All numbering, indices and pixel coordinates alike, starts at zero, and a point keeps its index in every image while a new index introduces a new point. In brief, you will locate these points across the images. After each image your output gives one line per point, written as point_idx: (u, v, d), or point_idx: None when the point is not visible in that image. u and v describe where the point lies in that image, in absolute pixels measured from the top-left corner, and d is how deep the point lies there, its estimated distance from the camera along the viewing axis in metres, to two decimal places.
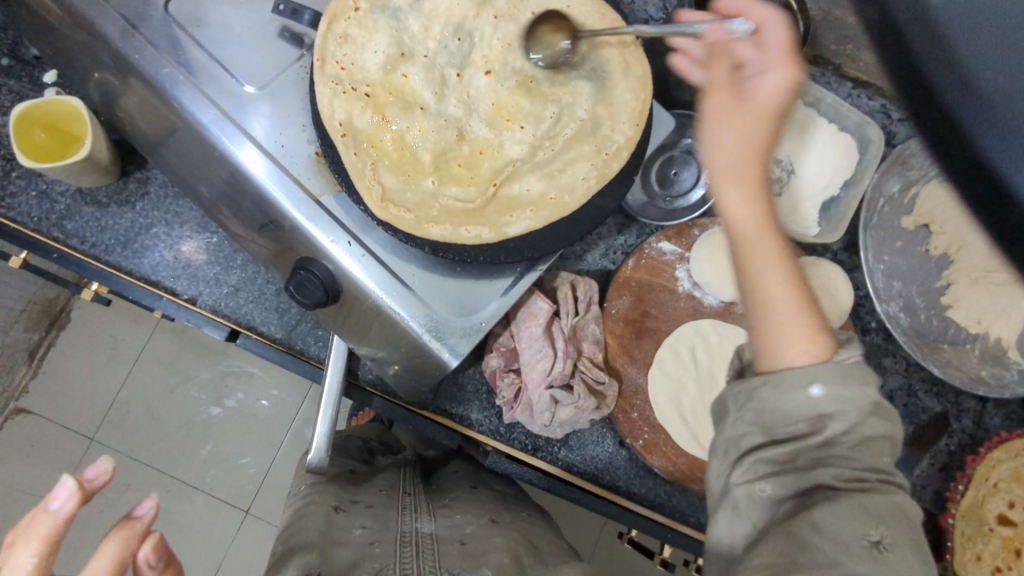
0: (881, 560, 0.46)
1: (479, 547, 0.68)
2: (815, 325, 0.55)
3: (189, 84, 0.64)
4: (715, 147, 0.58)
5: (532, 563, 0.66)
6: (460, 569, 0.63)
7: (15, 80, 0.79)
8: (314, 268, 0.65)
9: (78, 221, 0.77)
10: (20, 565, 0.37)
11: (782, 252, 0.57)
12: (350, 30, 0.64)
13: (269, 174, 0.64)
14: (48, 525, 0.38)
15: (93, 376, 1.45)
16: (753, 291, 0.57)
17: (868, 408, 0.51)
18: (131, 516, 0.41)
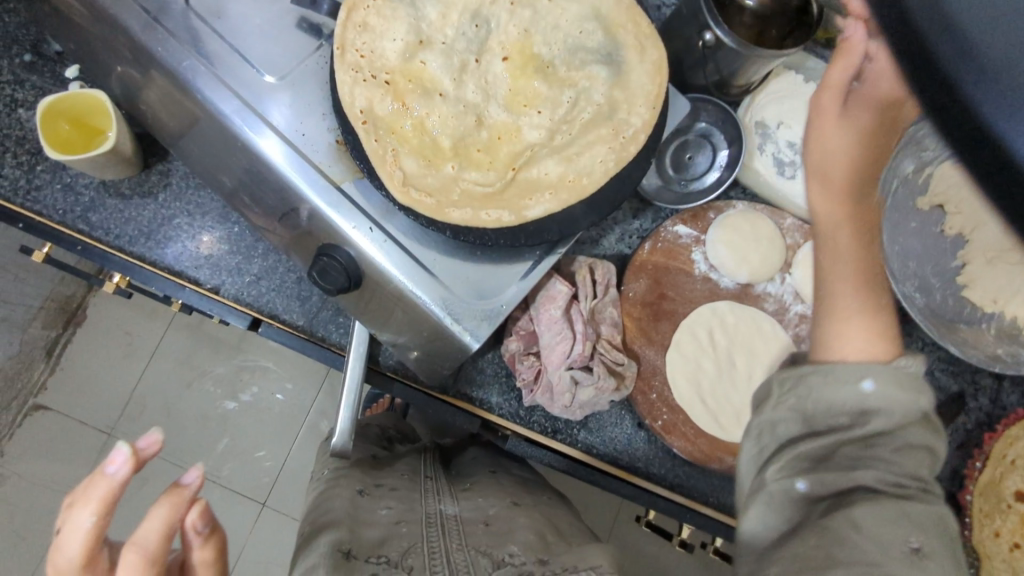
0: (919, 567, 0.46)
1: (503, 525, 0.70)
2: (875, 326, 0.60)
3: (211, 75, 0.65)
4: (816, 146, 0.61)
5: (555, 540, 0.69)
6: (488, 545, 0.64)
7: (37, 76, 0.80)
8: (337, 254, 0.66)
9: (102, 214, 0.78)
10: (81, 523, 0.39)
11: (859, 257, 0.63)
12: (370, 18, 0.65)
13: (290, 161, 0.65)
14: (105, 487, 0.39)
15: (110, 371, 1.47)
16: (823, 284, 0.64)
17: (914, 414, 0.52)
18: (180, 483, 0.43)
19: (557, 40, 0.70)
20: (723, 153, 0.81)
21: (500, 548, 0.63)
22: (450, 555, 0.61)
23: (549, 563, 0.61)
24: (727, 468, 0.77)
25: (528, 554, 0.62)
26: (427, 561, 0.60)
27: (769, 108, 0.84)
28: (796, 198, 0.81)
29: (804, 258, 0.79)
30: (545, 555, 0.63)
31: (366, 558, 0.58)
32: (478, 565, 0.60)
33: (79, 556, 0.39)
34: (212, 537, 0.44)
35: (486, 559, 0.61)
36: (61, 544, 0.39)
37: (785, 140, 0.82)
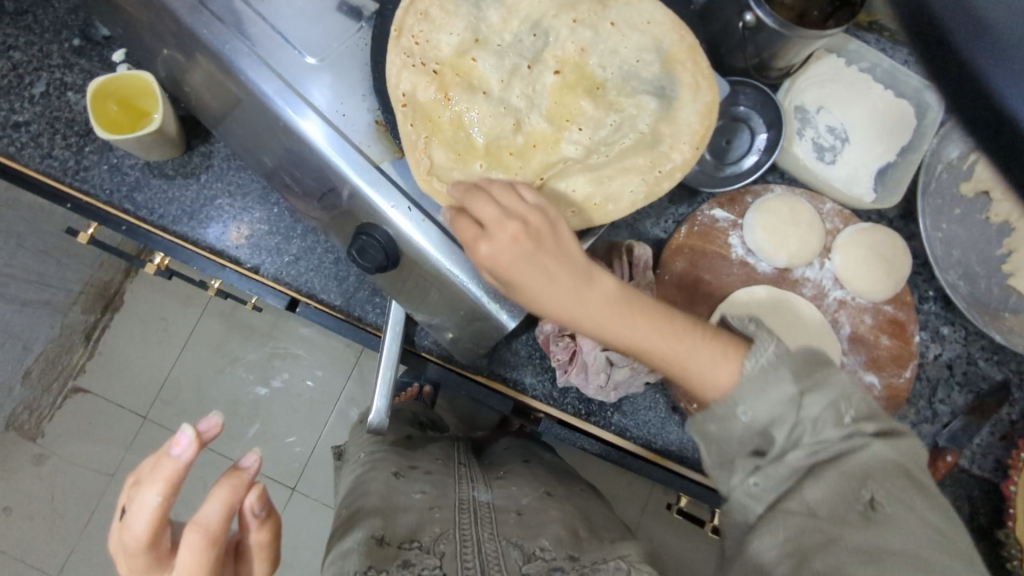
0: (875, 520, 0.48)
1: (536, 517, 0.70)
2: (707, 338, 0.60)
3: (254, 58, 0.66)
4: (530, 300, 0.59)
5: (587, 535, 0.68)
6: (518, 538, 0.64)
7: (86, 60, 0.82)
8: (376, 233, 0.67)
9: (146, 194, 0.80)
10: (149, 501, 0.45)
11: (641, 306, 0.61)
12: (431, 9, 0.67)
13: (329, 141, 0.66)
14: (169, 469, 0.45)
15: (146, 356, 1.51)
16: (644, 353, 0.61)
17: (800, 372, 0.54)
18: (239, 467, 0.48)
19: (612, 60, 0.68)
20: (762, 137, 0.81)
21: (532, 541, 0.63)
22: (482, 544, 0.62)
23: (581, 559, 0.61)
24: None
25: (559, 549, 0.62)
26: (458, 549, 0.61)
27: (809, 93, 0.83)
28: (837, 182, 0.82)
29: (844, 242, 0.79)
30: (577, 551, 0.62)
31: (399, 544, 0.61)
32: (509, 558, 0.60)
33: (145, 532, 0.45)
34: (266, 523, 0.51)
35: (517, 552, 0.61)
36: (131, 519, 0.45)
37: (825, 126, 0.82)
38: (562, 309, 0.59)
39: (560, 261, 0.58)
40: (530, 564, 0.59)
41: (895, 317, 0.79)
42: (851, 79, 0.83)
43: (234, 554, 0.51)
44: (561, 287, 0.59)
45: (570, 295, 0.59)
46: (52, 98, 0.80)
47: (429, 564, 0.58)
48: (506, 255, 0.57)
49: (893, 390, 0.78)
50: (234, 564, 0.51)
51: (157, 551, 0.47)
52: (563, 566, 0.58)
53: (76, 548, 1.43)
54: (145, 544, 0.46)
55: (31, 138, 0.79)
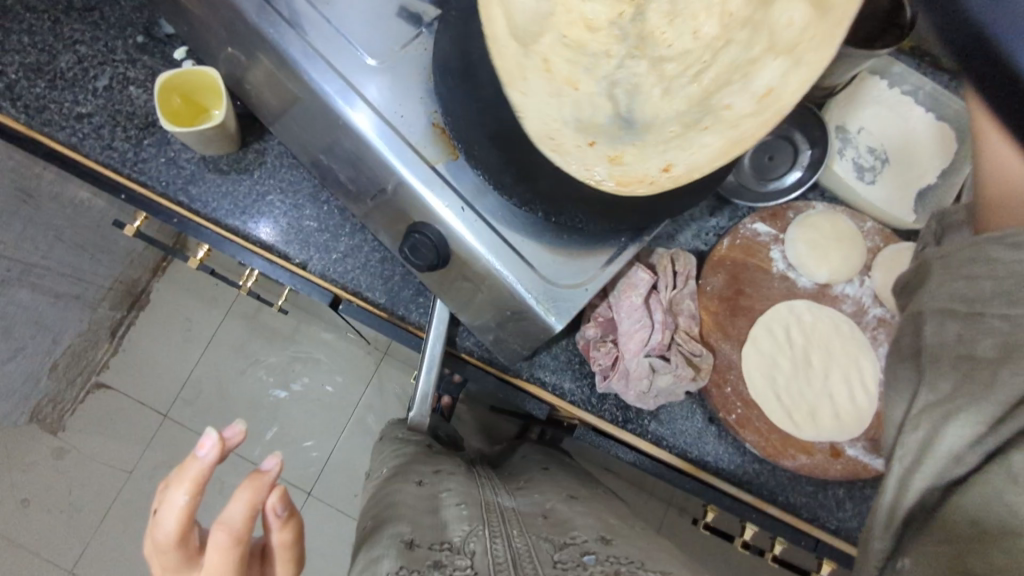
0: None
1: (564, 516, 0.70)
2: None
3: (319, 57, 0.68)
4: None
5: (617, 522, 0.71)
6: (549, 533, 0.65)
7: (149, 57, 0.85)
8: (427, 231, 0.69)
9: (201, 187, 0.82)
10: (177, 501, 0.46)
11: None
12: None
13: (378, 133, 0.68)
14: (196, 469, 0.47)
15: (170, 354, 1.54)
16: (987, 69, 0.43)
17: None
18: (261, 471, 0.48)
19: None
20: (806, 153, 0.82)
21: (563, 534, 0.64)
22: (511, 542, 0.62)
23: (611, 543, 0.61)
24: (800, 466, 0.76)
25: (590, 534, 0.64)
26: (489, 546, 0.60)
27: (851, 114, 0.85)
28: (877, 201, 0.83)
29: (886, 259, 0.79)
30: (608, 535, 0.64)
31: (429, 545, 0.61)
32: (541, 550, 0.60)
33: (175, 530, 0.46)
34: (289, 524, 0.51)
35: (548, 544, 0.61)
36: (161, 518, 0.46)
37: (866, 146, 0.84)
38: None
39: None
40: (562, 553, 0.59)
41: None
42: (892, 102, 0.85)
43: (260, 558, 0.51)
44: None
45: None
46: (114, 92, 0.83)
47: (460, 565, 0.57)
48: None
49: None
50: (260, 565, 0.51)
51: (187, 549, 0.47)
52: (596, 548, 0.59)
53: (91, 543, 1.44)
54: (174, 543, 0.47)
55: (93, 130, 0.81)
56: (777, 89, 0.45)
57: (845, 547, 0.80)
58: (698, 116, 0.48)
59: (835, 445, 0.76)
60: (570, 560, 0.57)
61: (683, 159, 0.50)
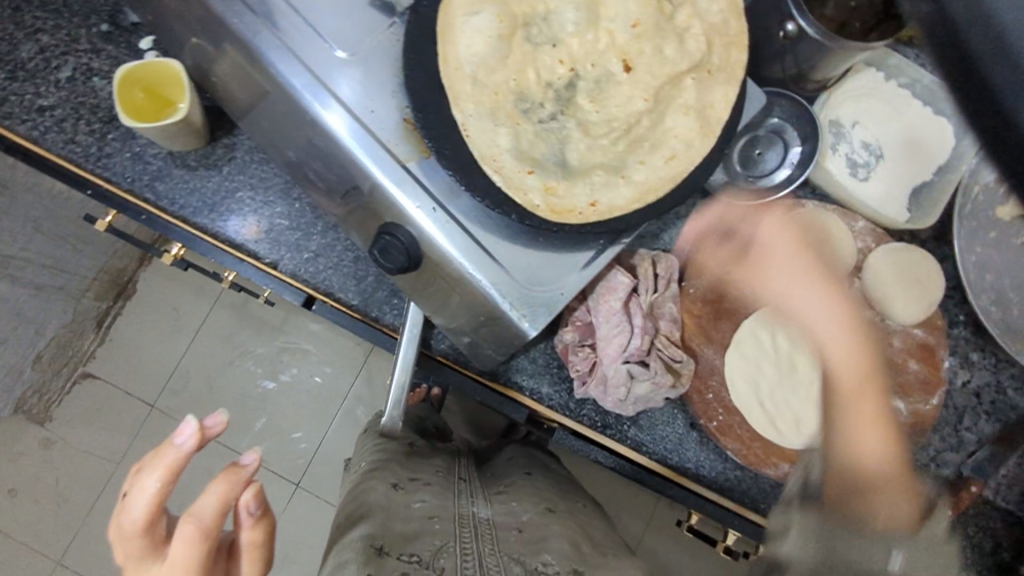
0: None
1: (539, 533, 0.69)
2: (902, 491, 0.51)
3: (286, 50, 0.64)
4: (801, 304, 0.66)
5: (589, 550, 0.68)
6: (520, 553, 0.64)
7: (114, 46, 0.81)
8: (399, 233, 0.66)
9: (168, 183, 0.79)
10: (148, 486, 0.43)
11: (887, 428, 0.57)
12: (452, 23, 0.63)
13: (352, 133, 0.65)
14: (173, 456, 0.44)
15: (157, 343, 1.51)
16: (851, 446, 0.56)
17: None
18: (238, 464, 0.47)
19: None
20: (796, 150, 0.79)
21: (534, 557, 0.63)
22: (482, 560, 0.61)
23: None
24: (781, 473, 0.77)
25: (562, 563, 0.62)
26: (459, 563, 0.60)
27: (845, 107, 0.81)
28: (869, 199, 0.80)
29: (876, 262, 0.76)
30: (579, 566, 0.62)
31: (398, 555, 0.59)
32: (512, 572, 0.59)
33: (143, 517, 0.44)
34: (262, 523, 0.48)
35: (518, 567, 0.60)
36: (130, 502, 0.44)
37: (861, 141, 0.81)
38: (839, 339, 0.63)
39: (841, 323, 0.64)
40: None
41: (925, 342, 0.78)
42: (889, 94, 0.81)
43: (227, 556, 0.48)
44: (846, 344, 0.63)
45: (852, 336, 0.63)
46: (77, 83, 0.80)
47: None
48: (801, 260, 0.67)
49: (918, 417, 0.77)
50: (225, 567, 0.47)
51: (153, 537, 0.44)
52: None
53: (78, 534, 1.43)
54: (141, 530, 0.44)
55: (55, 123, 0.79)
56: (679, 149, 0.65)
57: None
58: (617, 166, 0.64)
59: None
60: None
61: (607, 196, 0.64)
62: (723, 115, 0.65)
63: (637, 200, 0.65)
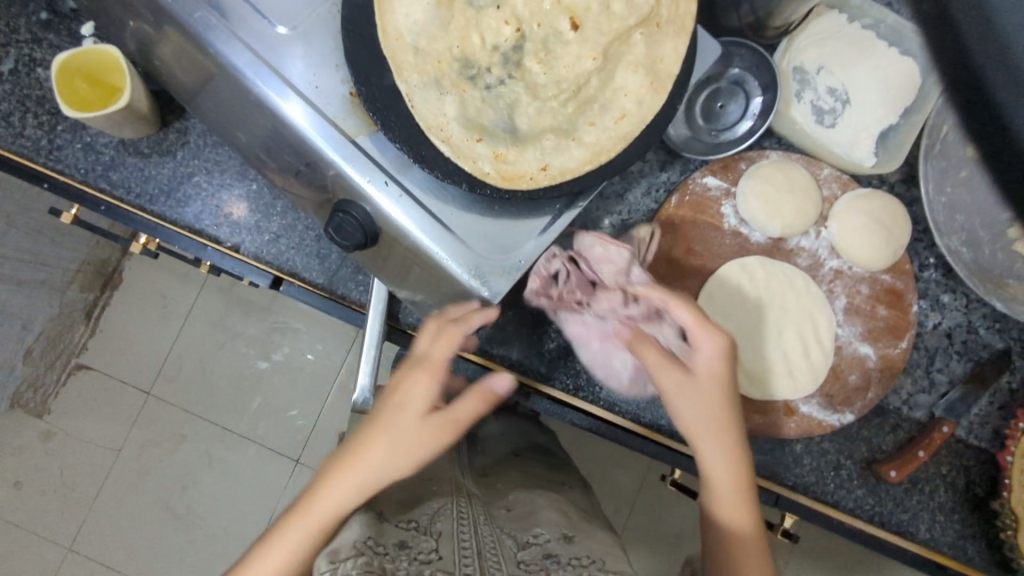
0: None
1: (526, 508, 0.69)
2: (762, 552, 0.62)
3: (224, 29, 0.63)
4: (696, 411, 0.64)
5: (578, 519, 0.70)
6: (512, 529, 0.63)
7: (54, 34, 0.79)
8: (353, 211, 0.65)
9: (122, 172, 0.78)
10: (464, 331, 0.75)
11: (746, 482, 0.64)
12: None
13: (301, 112, 0.64)
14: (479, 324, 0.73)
15: (146, 332, 1.50)
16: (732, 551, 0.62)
17: None
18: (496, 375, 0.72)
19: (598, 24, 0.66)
20: (757, 100, 0.78)
21: (525, 530, 0.63)
22: (478, 528, 0.60)
23: (573, 542, 0.61)
24: (753, 426, 0.75)
25: (553, 532, 0.63)
26: (455, 528, 0.59)
27: (808, 52, 0.80)
28: (835, 146, 0.79)
29: (841, 210, 0.76)
30: (570, 532, 0.64)
31: (396, 521, 0.59)
32: (504, 544, 0.58)
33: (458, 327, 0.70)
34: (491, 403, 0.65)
35: (511, 540, 0.60)
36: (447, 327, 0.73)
37: (825, 87, 0.79)
38: (718, 413, 0.65)
39: (725, 436, 0.64)
40: (525, 552, 0.58)
41: (893, 287, 0.77)
42: (852, 37, 0.79)
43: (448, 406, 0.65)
44: (717, 412, 0.64)
45: (727, 407, 0.65)
46: (21, 75, 0.78)
47: (426, 546, 0.55)
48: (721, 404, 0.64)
49: (888, 361, 0.76)
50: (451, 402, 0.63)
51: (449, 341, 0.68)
52: (559, 549, 0.59)
53: (86, 520, 1.46)
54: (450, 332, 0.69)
55: (2, 118, 0.77)
56: (629, 111, 0.64)
57: (807, 501, 0.78)
58: (567, 129, 0.63)
59: (789, 403, 0.75)
60: (532, 560, 0.56)
61: (558, 160, 0.64)
62: (673, 68, 0.63)
63: (588, 162, 0.64)
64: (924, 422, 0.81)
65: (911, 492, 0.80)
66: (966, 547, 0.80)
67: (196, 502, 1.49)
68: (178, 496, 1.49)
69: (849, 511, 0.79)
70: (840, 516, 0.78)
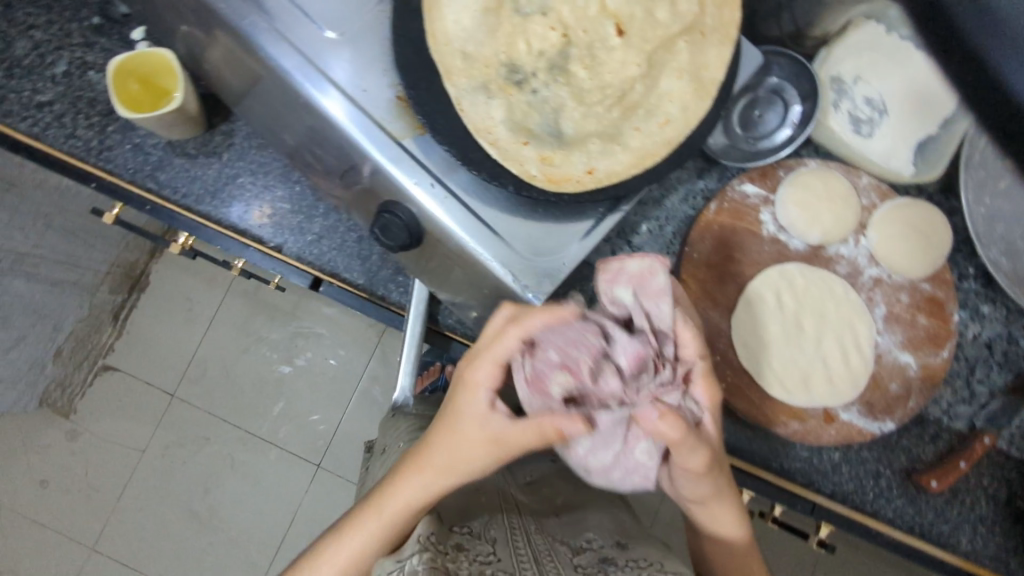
0: None
1: (576, 514, 0.73)
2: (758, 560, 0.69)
3: (272, 32, 0.64)
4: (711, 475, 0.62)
5: (626, 525, 0.73)
6: (564, 534, 0.67)
7: (106, 39, 0.81)
8: (398, 211, 0.66)
9: (169, 172, 0.80)
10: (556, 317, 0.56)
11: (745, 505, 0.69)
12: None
13: (349, 116, 0.65)
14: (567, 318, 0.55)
15: (173, 334, 1.53)
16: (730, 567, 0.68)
17: None
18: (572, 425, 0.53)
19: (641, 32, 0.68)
20: (796, 109, 0.79)
21: (579, 536, 0.66)
22: (530, 538, 0.63)
23: (627, 547, 0.65)
24: (792, 433, 0.75)
25: (605, 539, 0.66)
26: (509, 536, 0.61)
27: (845, 63, 0.79)
28: (874, 156, 0.79)
29: (880, 219, 0.76)
30: (621, 537, 0.67)
31: (452, 526, 0.61)
32: (560, 550, 0.62)
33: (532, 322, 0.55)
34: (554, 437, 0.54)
35: (564, 546, 0.63)
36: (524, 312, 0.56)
37: (862, 97, 0.78)
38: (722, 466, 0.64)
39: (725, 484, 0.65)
40: (580, 557, 0.61)
41: (933, 296, 0.76)
42: (891, 46, 0.77)
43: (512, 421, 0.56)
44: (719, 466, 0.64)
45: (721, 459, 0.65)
46: (73, 78, 0.80)
47: (482, 549, 0.57)
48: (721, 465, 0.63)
49: (929, 370, 0.76)
50: (513, 423, 0.56)
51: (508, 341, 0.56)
52: (613, 553, 0.62)
53: (108, 522, 1.46)
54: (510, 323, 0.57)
55: (54, 119, 0.79)
56: (673, 118, 0.64)
57: (843, 510, 0.77)
58: (613, 134, 0.64)
59: (829, 410, 0.75)
60: (586, 565, 0.59)
61: (603, 164, 0.64)
62: (717, 74, 0.64)
63: (634, 166, 0.64)
64: (964, 433, 0.80)
65: (952, 503, 0.79)
66: (1009, 561, 0.78)
67: (218, 504, 1.49)
68: (200, 498, 1.49)
69: (888, 521, 0.78)
70: (880, 527, 0.77)
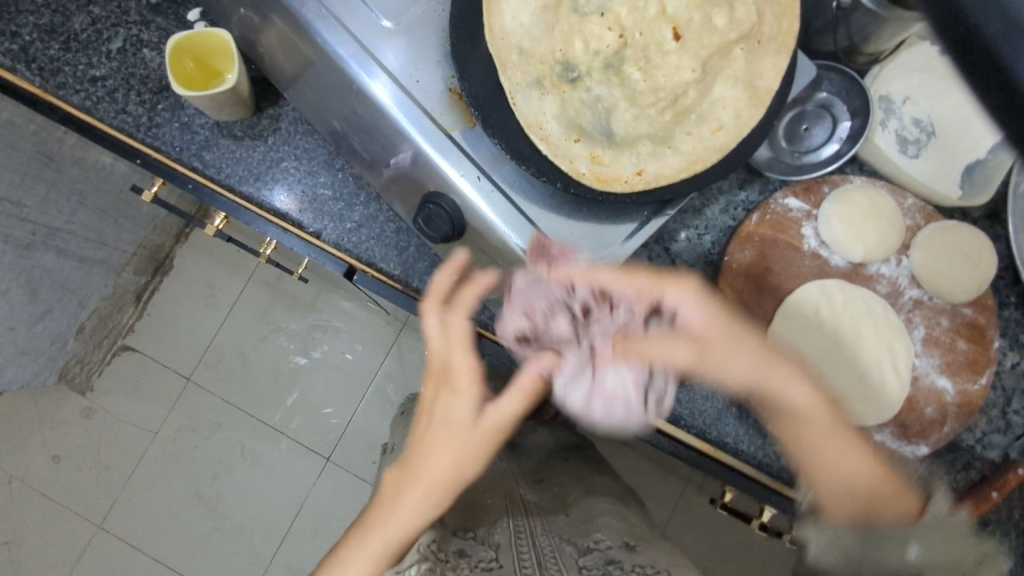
0: None
1: (585, 512, 0.70)
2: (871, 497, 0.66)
3: (331, 18, 0.64)
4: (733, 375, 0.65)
5: (639, 526, 0.69)
6: (572, 535, 0.63)
7: (162, 18, 0.82)
8: (443, 203, 0.66)
9: (215, 153, 0.81)
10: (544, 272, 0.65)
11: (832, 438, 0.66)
12: None
13: (399, 104, 0.65)
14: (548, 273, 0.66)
15: (194, 318, 1.53)
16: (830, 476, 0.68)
17: None
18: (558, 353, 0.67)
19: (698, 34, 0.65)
20: (844, 125, 0.79)
21: (585, 536, 0.62)
22: (535, 540, 0.61)
23: (637, 550, 0.59)
24: None
25: (614, 539, 0.61)
26: (513, 540, 0.60)
27: (895, 83, 0.80)
28: (919, 177, 0.78)
29: (924, 239, 0.76)
30: (630, 539, 0.62)
31: (455, 532, 0.62)
32: (565, 553, 0.58)
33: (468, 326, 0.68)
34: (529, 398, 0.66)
35: (571, 548, 0.59)
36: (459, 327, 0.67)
37: (910, 118, 0.79)
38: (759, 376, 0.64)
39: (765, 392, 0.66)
40: (585, 558, 0.57)
41: (975, 321, 0.76)
42: (940, 72, 0.80)
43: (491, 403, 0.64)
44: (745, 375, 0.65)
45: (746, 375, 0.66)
46: (128, 55, 0.81)
47: (484, 556, 0.56)
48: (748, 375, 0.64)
49: (966, 397, 0.76)
50: (489, 408, 0.63)
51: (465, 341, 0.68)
52: (620, 556, 0.57)
53: (115, 504, 1.45)
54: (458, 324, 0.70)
55: (106, 94, 0.80)
56: (726, 125, 0.64)
57: None
58: (664, 137, 0.64)
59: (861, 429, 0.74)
60: (592, 567, 0.55)
61: (654, 165, 0.64)
62: (772, 83, 0.64)
63: (683, 170, 0.64)
64: (998, 463, 0.79)
65: None
66: None
67: (227, 492, 1.48)
68: (208, 484, 1.48)
69: None
70: None
